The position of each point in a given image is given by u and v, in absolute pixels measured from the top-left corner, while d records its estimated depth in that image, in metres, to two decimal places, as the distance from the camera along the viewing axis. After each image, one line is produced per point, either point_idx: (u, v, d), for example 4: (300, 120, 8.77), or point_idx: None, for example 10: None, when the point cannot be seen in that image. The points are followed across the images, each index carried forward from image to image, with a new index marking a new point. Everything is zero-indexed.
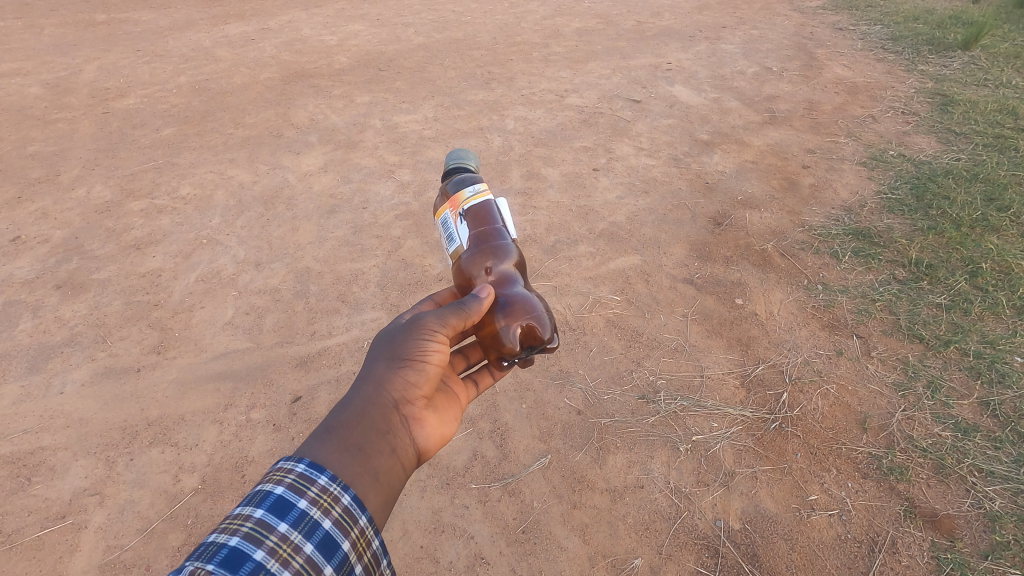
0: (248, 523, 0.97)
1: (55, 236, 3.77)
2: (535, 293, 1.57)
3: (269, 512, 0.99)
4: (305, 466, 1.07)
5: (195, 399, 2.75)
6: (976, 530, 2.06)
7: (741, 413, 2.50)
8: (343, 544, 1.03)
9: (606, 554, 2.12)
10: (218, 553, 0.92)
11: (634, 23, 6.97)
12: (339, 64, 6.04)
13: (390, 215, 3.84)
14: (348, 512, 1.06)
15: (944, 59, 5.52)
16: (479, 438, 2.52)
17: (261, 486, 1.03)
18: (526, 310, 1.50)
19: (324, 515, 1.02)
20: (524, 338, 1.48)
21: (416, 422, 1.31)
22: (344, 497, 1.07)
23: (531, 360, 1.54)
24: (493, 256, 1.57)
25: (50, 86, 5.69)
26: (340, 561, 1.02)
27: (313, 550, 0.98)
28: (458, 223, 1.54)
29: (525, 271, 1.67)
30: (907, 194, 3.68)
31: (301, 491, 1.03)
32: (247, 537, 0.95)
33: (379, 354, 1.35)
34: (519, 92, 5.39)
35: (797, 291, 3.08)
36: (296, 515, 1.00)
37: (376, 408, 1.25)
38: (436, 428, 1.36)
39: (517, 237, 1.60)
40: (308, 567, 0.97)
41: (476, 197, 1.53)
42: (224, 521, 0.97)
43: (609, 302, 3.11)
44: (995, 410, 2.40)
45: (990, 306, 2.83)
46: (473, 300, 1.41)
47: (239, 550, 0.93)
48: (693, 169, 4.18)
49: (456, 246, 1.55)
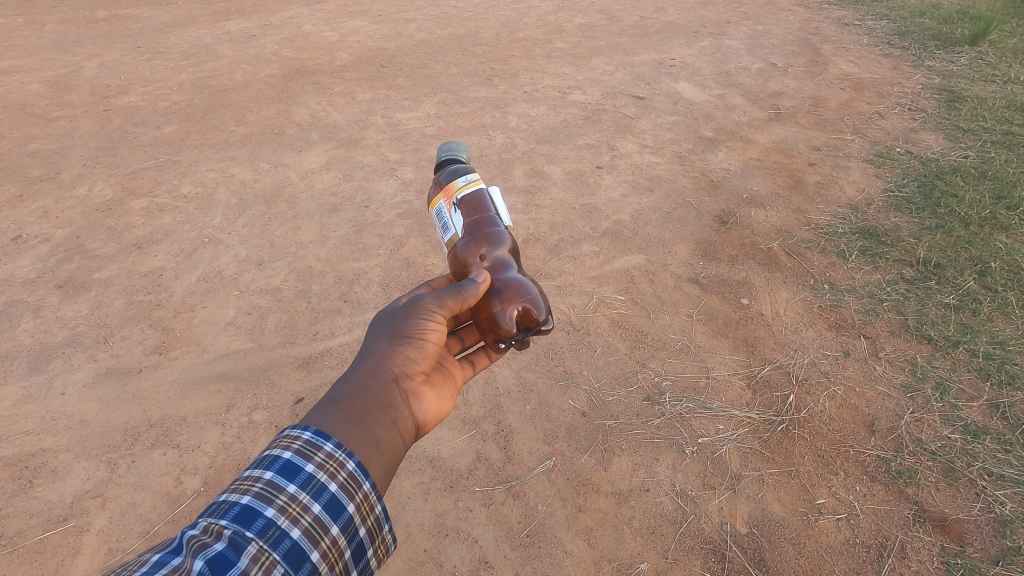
0: (259, 484, 0.97)
1: (56, 235, 3.75)
2: (529, 277, 1.56)
3: (278, 474, 0.99)
4: (312, 433, 1.06)
5: (197, 400, 2.73)
6: (986, 535, 2.04)
7: (747, 415, 2.47)
8: (349, 506, 1.03)
9: (612, 558, 2.10)
10: (230, 510, 0.94)
11: (637, 19, 6.92)
12: (340, 60, 6.00)
13: (392, 214, 3.82)
14: (353, 477, 1.05)
15: (951, 54, 5.46)
16: (482, 441, 2.50)
17: (270, 450, 1.03)
18: (521, 293, 1.49)
19: (330, 478, 1.02)
20: (520, 320, 1.47)
21: (415, 397, 1.28)
22: (350, 463, 1.06)
23: (527, 343, 1.53)
24: (488, 243, 1.54)
25: (50, 83, 5.66)
26: (345, 522, 1.02)
27: (321, 510, 0.99)
28: (452, 212, 1.51)
29: (519, 257, 1.65)
30: (914, 192, 3.65)
31: (308, 455, 1.03)
32: (258, 496, 0.96)
33: (379, 331, 1.32)
34: (522, 88, 5.35)
35: (804, 291, 3.05)
36: (303, 477, 1.00)
37: (376, 381, 1.23)
38: (434, 403, 1.33)
39: (511, 225, 1.58)
40: (317, 528, 0.97)
41: (469, 186, 1.51)
42: (236, 481, 0.98)
43: (614, 302, 3.08)
44: (1005, 412, 2.38)
45: (999, 306, 2.80)
46: (470, 284, 1.40)
47: (249, 508, 0.94)
48: (698, 166, 4.15)
49: (452, 235, 1.51)
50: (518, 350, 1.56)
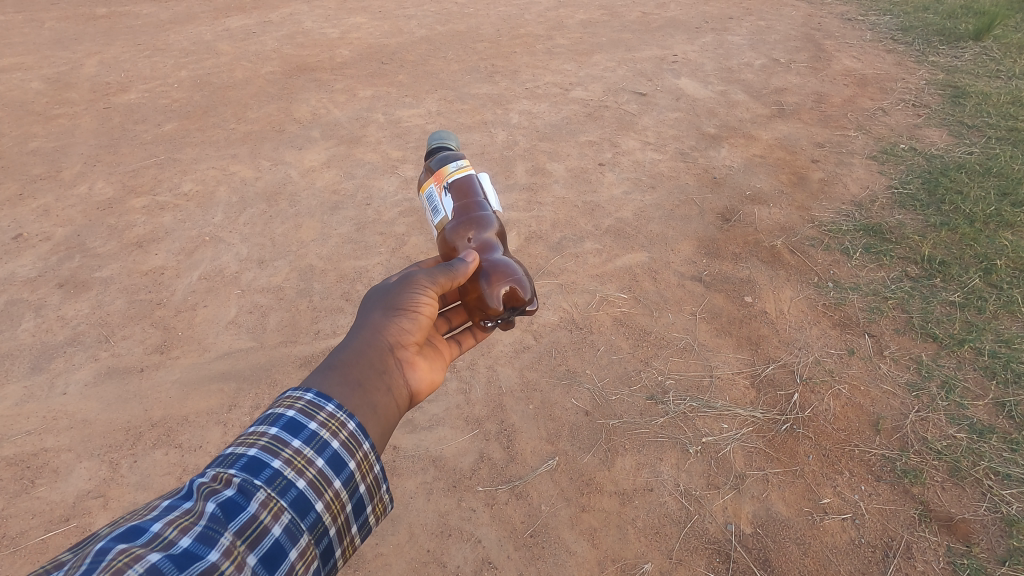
0: (265, 438, 0.97)
1: (57, 233, 3.74)
2: (515, 259, 1.52)
3: (283, 430, 0.99)
4: (313, 394, 1.05)
5: (198, 399, 2.72)
6: (993, 535, 2.03)
7: (751, 414, 2.46)
8: (350, 463, 1.03)
9: (616, 558, 2.09)
10: (238, 461, 0.94)
11: (639, 14, 6.88)
12: (341, 57, 5.97)
13: (393, 212, 3.81)
14: (354, 437, 1.05)
15: (955, 49, 5.43)
16: (485, 440, 2.49)
17: (274, 409, 1.02)
18: (507, 274, 1.46)
19: (333, 436, 1.02)
20: (507, 299, 1.44)
21: (409, 365, 1.26)
22: (350, 424, 1.05)
23: (511, 323, 1.52)
24: (476, 227, 1.52)
25: (50, 80, 5.64)
26: (347, 478, 1.02)
27: (325, 464, 0.99)
28: (443, 196, 1.52)
29: (506, 241, 1.62)
30: (919, 188, 3.63)
31: (311, 414, 1.02)
32: (264, 449, 0.96)
33: (373, 303, 1.31)
34: (523, 85, 5.33)
35: (807, 288, 3.04)
36: (307, 434, 1.00)
37: (373, 349, 1.22)
38: (427, 373, 1.31)
39: (498, 210, 1.56)
40: (320, 480, 0.98)
41: (459, 171, 1.52)
42: (242, 435, 0.98)
43: (617, 300, 3.06)
44: (1010, 411, 2.36)
45: (1005, 303, 2.78)
46: (460, 263, 1.39)
47: (256, 459, 0.94)
48: (701, 163, 4.13)
49: (441, 218, 1.52)
50: (504, 329, 1.56)
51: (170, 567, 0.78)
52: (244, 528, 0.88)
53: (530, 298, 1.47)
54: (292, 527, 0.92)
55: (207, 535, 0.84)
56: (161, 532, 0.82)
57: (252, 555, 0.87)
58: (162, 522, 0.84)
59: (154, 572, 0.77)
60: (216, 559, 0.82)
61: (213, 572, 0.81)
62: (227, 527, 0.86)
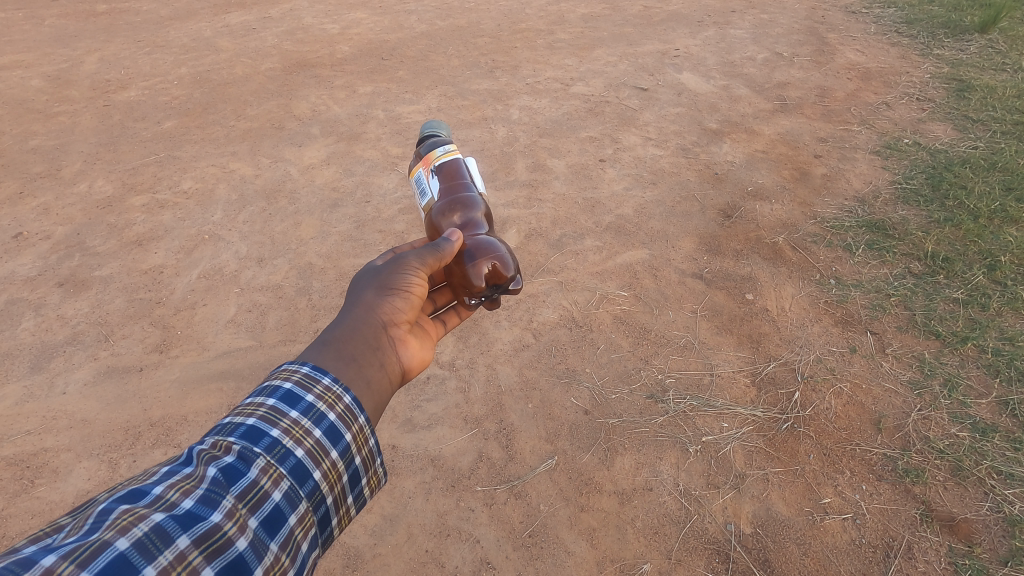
0: (263, 408, 0.96)
1: (57, 232, 3.73)
2: (500, 237, 1.52)
3: (280, 401, 0.97)
4: (310, 367, 1.04)
5: (197, 399, 2.72)
6: (995, 535, 2.02)
7: (751, 413, 2.45)
8: (345, 436, 1.01)
9: (615, 559, 2.09)
10: (237, 429, 0.93)
11: (641, 8, 6.81)
12: (341, 53, 5.95)
13: (392, 210, 3.79)
14: (350, 410, 1.03)
15: (960, 42, 5.38)
16: (483, 440, 2.48)
17: (270, 381, 1.01)
18: (491, 251, 1.45)
19: (329, 408, 1.00)
20: (490, 277, 1.43)
21: (401, 343, 1.24)
22: (346, 397, 1.04)
23: (496, 302, 1.52)
24: (462, 208, 1.51)
25: (50, 77, 5.63)
26: (343, 449, 1.00)
27: (322, 435, 0.98)
28: (430, 178, 1.55)
29: (493, 222, 1.62)
30: (922, 184, 3.60)
31: (307, 386, 1.00)
32: (262, 420, 0.95)
33: (365, 283, 1.29)
34: (524, 80, 5.29)
35: (808, 286, 3.01)
36: (304, 405, 0.98)
37: (367, 327, 1.20)
38: (419, 351, 1.29)
39: (485, 191, 1.56)
40: (318, 452, 0.96)
41: (446, 155, 1.54)
42: (239, 407, 0.97)
43: (617, 298, 3.04)
44: (1014, 409, 2.34)
45: (1008, 301, 2.76)
46: (445, 242, 1.37)
47: (256, 428, 0.93)
48: (702, 159, 4.09)
49: (428, 200, 1.55)
50: (489, 308, 1.54)
51: (174, 527, 0.78)
52: (246, 491, 0.87)
53: (513, 275, 1.47)
54: (291, 493, 0.92)
55: (209, 497, 0.84)
56: (164, 494, 0.82)
57: (253, 518, 0.86)
58: (164, 485, 0.83)
59: (160, 532, 0.77)
60: (219, 520, 0.82)
61: (216, 532, 0.81)
62: (229, 490, 0.86)
